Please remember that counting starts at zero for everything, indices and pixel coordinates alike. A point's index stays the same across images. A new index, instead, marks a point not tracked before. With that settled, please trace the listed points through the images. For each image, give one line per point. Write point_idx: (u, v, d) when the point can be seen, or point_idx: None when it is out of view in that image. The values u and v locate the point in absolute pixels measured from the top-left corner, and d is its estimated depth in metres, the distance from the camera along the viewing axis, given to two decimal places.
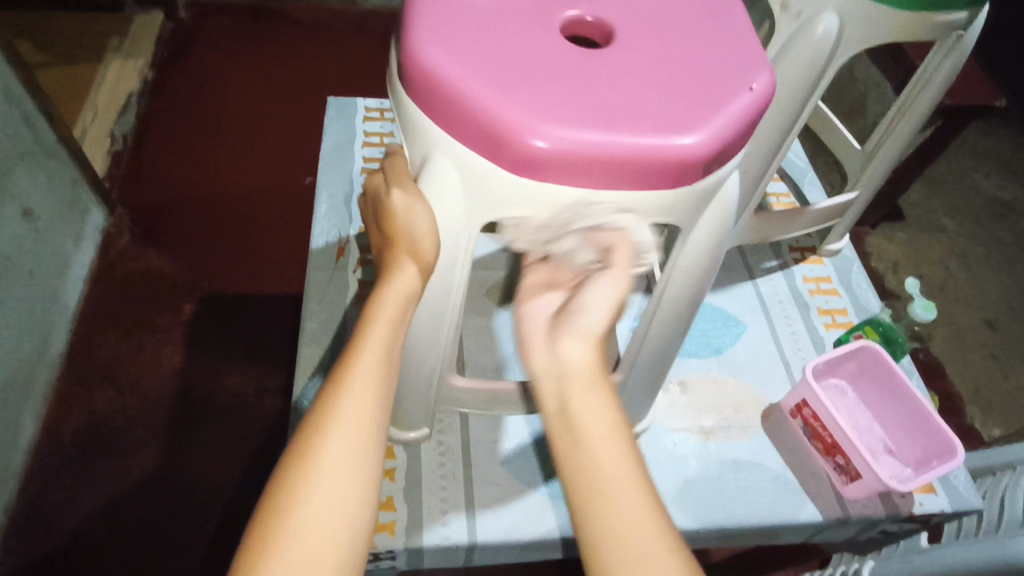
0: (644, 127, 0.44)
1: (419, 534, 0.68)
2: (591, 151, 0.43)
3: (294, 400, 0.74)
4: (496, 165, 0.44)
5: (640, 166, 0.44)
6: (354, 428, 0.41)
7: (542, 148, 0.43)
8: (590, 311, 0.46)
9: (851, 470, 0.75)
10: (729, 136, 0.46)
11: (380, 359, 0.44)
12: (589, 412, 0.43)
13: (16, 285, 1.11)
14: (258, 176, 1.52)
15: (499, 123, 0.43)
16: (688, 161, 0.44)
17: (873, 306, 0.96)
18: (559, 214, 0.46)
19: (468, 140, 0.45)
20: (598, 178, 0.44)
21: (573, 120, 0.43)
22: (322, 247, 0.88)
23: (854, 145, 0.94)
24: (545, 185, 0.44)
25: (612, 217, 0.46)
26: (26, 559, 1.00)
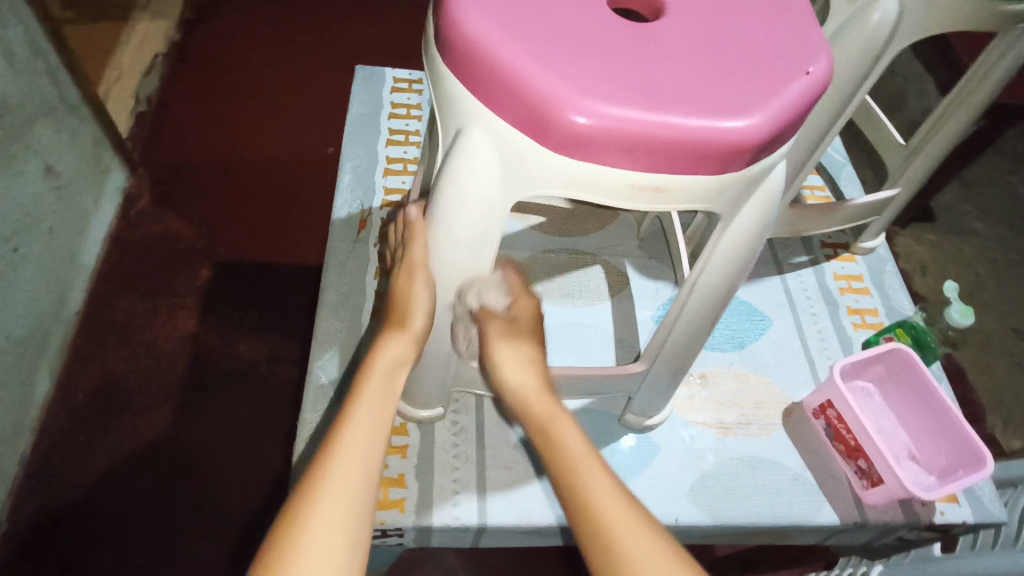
0: (694, 108, 0.41)
1: (427, 513, 0.68)
2: (637, 132, 0.40)
3: (309, 373, 0.74)
4: (535, 141, 0.42)
5: (687, 149, 0.41)
6: (356, 458, 0.44)
7: (584, 125, 0.40)
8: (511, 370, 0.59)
9: (874, 475, 0.73)
10: (781, 122, 0.43)
11: (368, 421, 0.46)
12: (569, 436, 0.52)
13: (34, 240, 1.13)
14: (280, 144, 1.51)
15: (541, 96, 0.40)
16: (736, 146, 0.42)
17: (905, 308, 0.93)
18: (596, 197, 0.43)
19: (505, 114, 0.42)
20: (640, 160, 0.42)
21: (620, 98, 0.41)
22: (343, 218, 0.86)
23: (897, 139, 0.90)
24: (584, 165, 0.42)
25: (652, 201, 0.44)
26: (39, 511, 1.01)
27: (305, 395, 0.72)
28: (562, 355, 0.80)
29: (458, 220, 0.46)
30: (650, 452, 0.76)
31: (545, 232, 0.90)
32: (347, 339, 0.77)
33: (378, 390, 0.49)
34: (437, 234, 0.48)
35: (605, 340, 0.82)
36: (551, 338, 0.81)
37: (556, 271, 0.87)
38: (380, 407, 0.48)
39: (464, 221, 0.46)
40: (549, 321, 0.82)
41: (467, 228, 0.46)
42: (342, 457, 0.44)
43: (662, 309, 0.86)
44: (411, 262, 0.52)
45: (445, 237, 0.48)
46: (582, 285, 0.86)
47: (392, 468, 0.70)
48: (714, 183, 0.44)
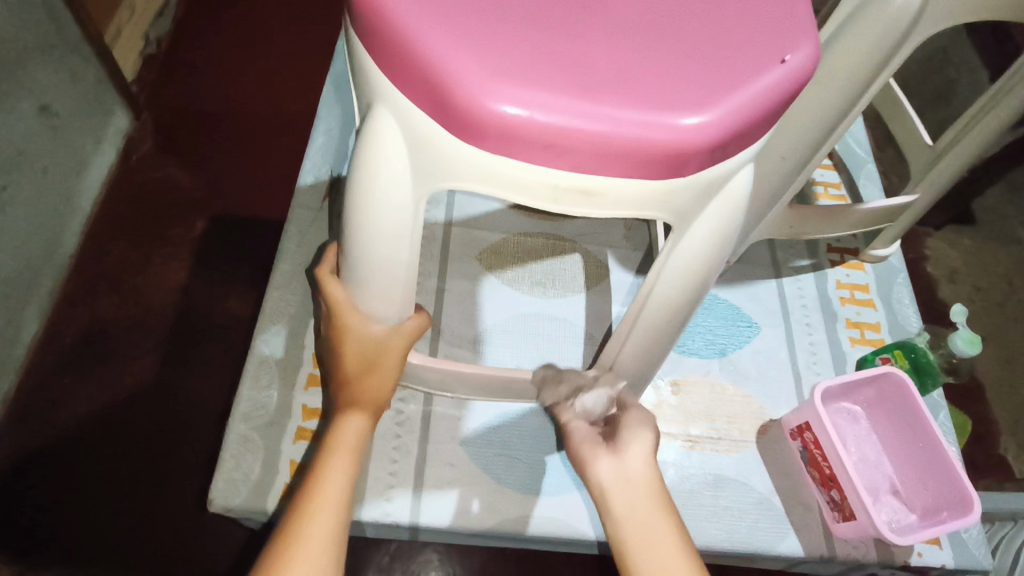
0: (635, 101, 0.34)
1: (358, 506, 0.65)
2: (561, 125, 0.34)
3: (252, 344, 0.71)
4: (446, 128, 0.36)
5: (622, 149, 0.34)
6: (316, 549, 0.43)
7: (498, 113, 0.33)
8: (631, 459, 0.53)
9: (845, 509, 0.67)
10: (743, 120, 0.36)
11: (336, 500, 0.46)
12: (635, 496, 0.51)
13: (26, 180, 1.10)
14: (281, 92, 1.44)
15: (449, 76, 0.34)
16: (682, 148, 0.35)
17: (911, 326, 0.85)
18: (517, 196, 0.37)
19: (411, 92, 0.36)
20: (566, 158, 0.35)
21: (544, 82, 0.34)
22: (310, 184, 0.81)
23: (924, 139, 0.80)
24: (502, 160, 0.36)
25: (583, 205, 0.38)
26: (17, 453, 1.00)
27: (245, 369, 0.69)
28: (522, 349, 0.75)
29: (370, 211, 0.41)
30: None
31: (524, 213, 0.84)
32: (297, 315, 0.73)
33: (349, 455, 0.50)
34: (373, 273, 0.46)
35: (575, 335, 0.76)
36: (514, 330, 0.76)
37: (530, 256, 0.81)
38: (354, 472, 0.49)
39: (377, 213, 0.41)
40: (514, 311, 0.77)
41: (381, 219, 0.41)
42: (318, 519, 0.45)
43: None
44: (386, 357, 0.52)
45: (361, 228, 0.42)
46: (557, 273, 0.80)
47: None
48: (657, 186, 0.38)
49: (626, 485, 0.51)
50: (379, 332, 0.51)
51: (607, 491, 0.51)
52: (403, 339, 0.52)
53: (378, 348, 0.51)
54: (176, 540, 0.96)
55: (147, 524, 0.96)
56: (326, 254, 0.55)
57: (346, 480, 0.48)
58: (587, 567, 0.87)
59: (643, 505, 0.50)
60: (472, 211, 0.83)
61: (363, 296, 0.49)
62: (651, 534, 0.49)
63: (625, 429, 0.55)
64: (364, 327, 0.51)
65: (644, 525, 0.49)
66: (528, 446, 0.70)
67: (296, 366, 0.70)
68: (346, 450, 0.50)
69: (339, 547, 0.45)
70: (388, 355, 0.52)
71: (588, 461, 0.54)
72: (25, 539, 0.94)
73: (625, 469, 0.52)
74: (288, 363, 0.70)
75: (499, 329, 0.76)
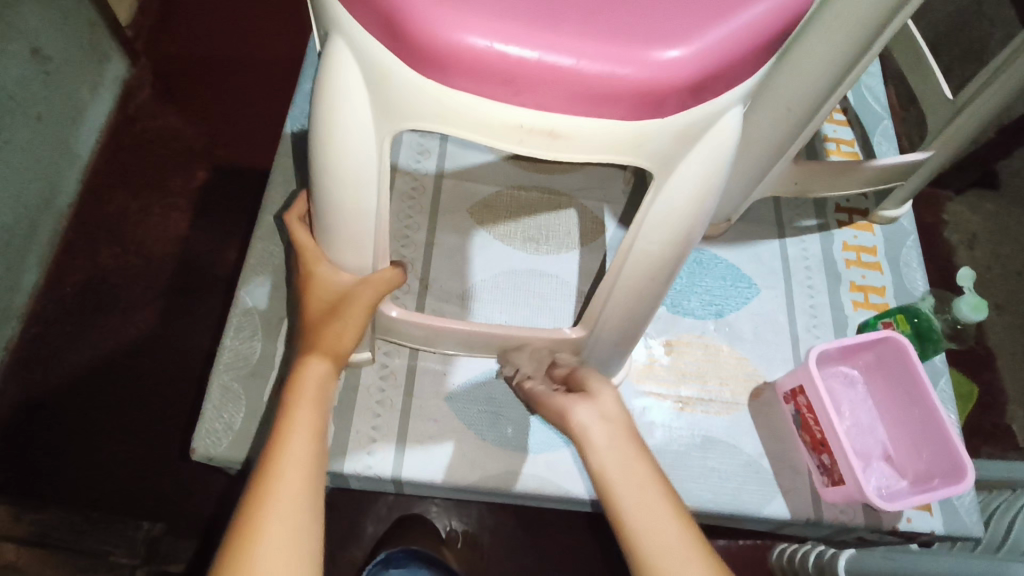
0: (604, 36, 0.31)
1: (341, 458, 0.64)
2: (525, 60, 0.31)
3: (237, 296, 0.70)
4: (403, 62, 0.33)
5: (590, 88, 0.32)
6: (285, 512, 0.41)
7: (457, 44, 0.31)
8: (604, 396, 0.51)
9: (835, 474, 0.66)
10: (722, 61, 0.33)
11: (301, 456, 0.44)
12: (621, 456, 0.47)
13: (22, 126, 1.07)
14: (279, 38, 1.38)
15: (404, 3, 0.31)
16: (652, 88, 0.32)
17: (917, 291, 0.82)
18: (479, 137, 0.35)
19: (364, 22, 0.32)
20: (529, 97, 0.32)
21: (506, 11, 0.31)
22: (297, 133, 0.78)
23: (944, 92, 0.75)
24: (461, 97, 0.33)
25: (550, 148, 0.35)
26: (21, 399, 1.01)
27: (229, 320, 0.68)
28: (511, 306, 0.73)
29: (329, 154, 0.38)
30: None
31: (518, 166, 0.81)
32: (282, 266, 0.71)
33: (312, 407, 0.47)
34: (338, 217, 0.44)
35: (567, 293, 0.74)
36: (505, 287, 0.74)
37: (523, 211, 0.79)
38: (319, 422, 0.47)
39: (336, 156, 0.38)
40: (505, 267, 0.75)
41: (339, 163, 0.38)
42: (283, 476, 0.42)
43: None
44: (348, 307, 0.50)
45: (322, 173, 0.40)
46: (551, 229, 0.78)
47: None
48: (631, 130, 0.35)
49: (607, 423, 0.49)
50: (345, 280, 0.51)
51: (586, 431, 0.49)
52: (369, 288, 0.50)
53: (343, 294, 0.51)
54: (178, 485, 0.97)
55: (150, 469, 0.98)
56: (295, 199, 0.55)
57: (312, 428, 0.46)
58: (580, 525, 0.88)
59: (623, 440, 0.48)
60: (465, 164, 0.80)
61: (329, 244, 0.49)
62: (638, 482, 0.46)
63: (590, 376, 0.54)
64: (330, 275, 0.51)
65: (627, 470, 0.46)
66: (514, 404, 0.69)
67: (279, 318, 0.69)
68: (309, 399, 0.48)
69: (313, 493, 0.43)
70: (351, 307, 0.50)
71: (565, 406, 0.52)
72: (32, 481, 0.96)
73: (601, 410, 0.50)
74: (273, 315, 0.69)
75: (489, 285, 0.74)
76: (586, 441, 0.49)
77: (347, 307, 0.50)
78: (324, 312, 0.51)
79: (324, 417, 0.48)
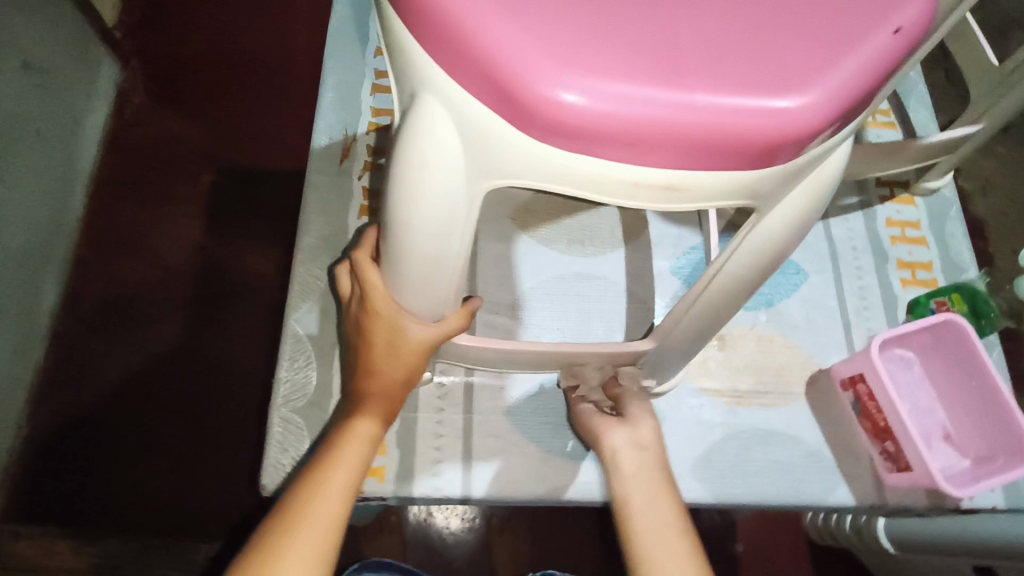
0: (731, 82, 0.29)
1: (410, 481, 0.64)
2: (644, 119, 0.29)
3: (286, 324, 0.68)
4: (507, 122, 0.31)
5: (714, 140, 0.30)
6: (314, 529, 0.46)
7: (576, 107, 0.29)
8: (640, 424, 0.57)
9: (901, 460, 0.66)
10: (855, 97, 0.31)
11: (341, 486, 0.49)
12: (645, 483, 0.52)
13: (24, 144, 1.02)
14: (273, 29, 1.32)
15: (509, 63, 0.29)
16: (784, 137, 0.30)
17: (965, 263, 0.81)
18: (589, 192, 0.33)
19: (471, 87, 0.31)
20: (650, 155, 0.31)
21: (621, 65, 0.29)
22: (325, 147, 0.76)
23: (990, 60, 0.73)
24: (575, 158, 0.31)
25: (663, 199, 0.34)
26: (54, 423, 1.00)
27: (281, 348, 0.67)
28: (561, 312, 0.72)
29: (414, 211, 0.36)
30: None
31: None
32: (326, 289, 0.70)
33: (355, 454, 0.52)
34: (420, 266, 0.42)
35: (615, 295, 0.73)
36: (553, 293, 0.73)
37: (563, 212, 0.77)
38: (361, 462, 0.52)
39: (422, 213, 0.36)
40: (552, 272, 0.74)
41: (425, 218, 0.37)
42: (321, 500, 0.48)
43: (683, 260, 0.76)
44: (411, 358, 0.53)
45: (403, 226, 0.38)
46: (593, 229, 0.76)
47: None
48: (747, 174, 0.33)
49: (637, 453, 0.55)
50: (410, 327, 0.51)
51: (618, 454, 0.55)
52: (431, 338, 0.52)
53: (406, 341, 0.51)
54: (223, 498, 0.97)
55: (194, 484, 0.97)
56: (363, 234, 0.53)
57: (356, 465, 0.51)
58: None
59: (647, 469, 0.54)
60: None
61: (397, 285, 0.48)
62: (654, 507, 0.51)
63: (633, 405, 0.59)
64: (397, 318, 0.51)
65: (651, 495, 0.51)
66: None
67: (331, 343, 0.68)
68: (361, 441, 0.53)
69: (340, 526, 0.48)
70: (414, 356, 0.53)
71: (604, 427, 0.58)
72: (79, 507, 0.95)
73: (635, 437, 0.56)
74: (325, 341, 0.68)
75: (538, 292, 0.73)
76: (617, 463, 0.55)
77: (409, 359, 0.53)
78: (383, 363, 0.53)
79: (368, 456, 0.53)
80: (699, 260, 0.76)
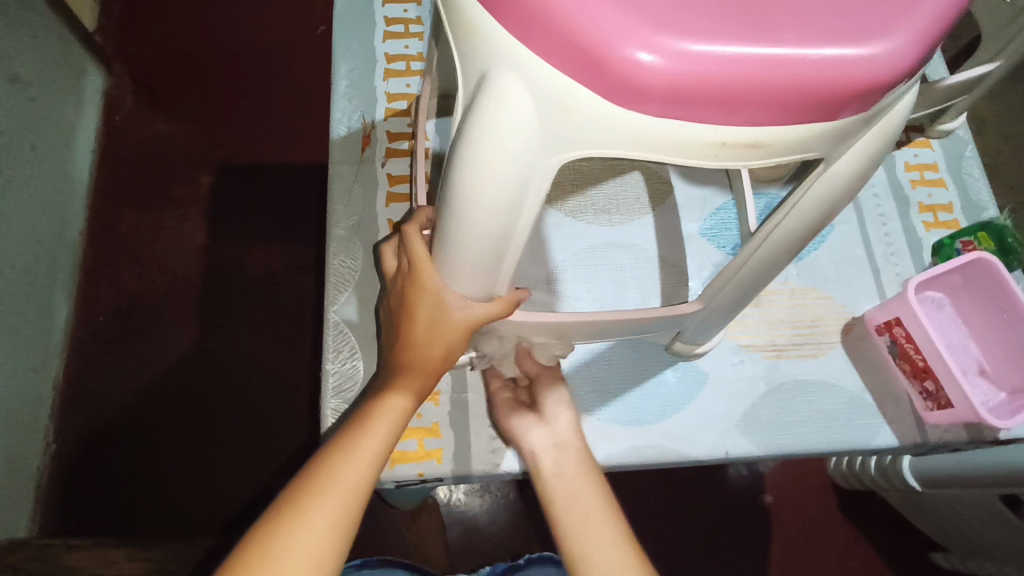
0: (817, 34, 0.29)
1: (467, 460, 0.65)
2: (741, 78, 0.29)
3: (326, 316, 0.69)
4: (596, 93, 0.31)
5: (804, 92, 0.30)
6: (334, 499, 0.44)
7: (668, 71, 0.29)
8: (559, 422, 0.59)
9: (941, 399, 0.67)
10: (935, 40, 0.31)
11: (364, 461, 0.47)
12: (568, 475, 0.54)
13: (19, 160, 0.99)
14: (259, 21, 1.29)
15: (602, 34, 0.29)
16: (872, 84, 0.30)
17: (985, 201, 0.82)
18: (673, 157, 0.34)
19: (554, 61, 0.31)
20: (739, 114, 0.31)
21: (714, 25, 0.29)
22: (343, 136, 0.75)
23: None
24: (663, 123, 0.32)
25: (747, 158, 0.34)
26: (82, 436, 0.99)
27: (325, 341, 0.67)
28: (596, 282, 0.72)
29: (482, 194, 0.36)
30: (696, 381, 0.71)
31: None
32: (361, 278, 0.70)
33: (385, 430, 0.49)
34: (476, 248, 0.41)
35: (647, 261, 0.74)
36: (586, 264, 0.73)
37: (587, 182, 0.77)
38: (388, 439, 0.49)
39: (491, 195, 0.36)
40: (583, 243, 0.74)
41: (494, 201, 0.36)
42: (345, 470, 0.46)
43: (710, 222, 0.77)
44: (446, 326, 0.50)
45: (466, 211, 0.37)
46: (619, 197, 0.76)
47: (426, 417, 0.66)
48: (828, 126, 0.33)
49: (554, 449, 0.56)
50: (454, 301, 0.49)
51: (537, 452, 0.57)
52: (474, 317, 0.49)
53: (447, 314, 0.49)
54: (260, 497, 0.97)
55: (229, 485, 0.97)
56: (415, 214, 0.53)
57: (382, 440, 0.49)
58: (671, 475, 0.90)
59: (567, 462, 0.55)
60: None
61: (446, 271, 0.46)
62: (576, 495, 0.52)
63: (550, 398, 0.61)
64: (440, 294, 0.48)
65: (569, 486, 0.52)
66: (621, 378, 0.70)
67: (373, 332, 0.68)
68: (387, 419, 0.50)
69: (363, 496, 0.46)
70: (450, 328, 0.50)
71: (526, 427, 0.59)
72: (117, 517, 0.95)
73: (551, 434, 0.58)
74: (366, 330, 0.68)
75: (571, 265, 0.73)
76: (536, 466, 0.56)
77: (443, 329, 0.50)
78: (416, 329, 0.51)
79: (395, 434, 0.50)
80: (727, 220, 0.77)
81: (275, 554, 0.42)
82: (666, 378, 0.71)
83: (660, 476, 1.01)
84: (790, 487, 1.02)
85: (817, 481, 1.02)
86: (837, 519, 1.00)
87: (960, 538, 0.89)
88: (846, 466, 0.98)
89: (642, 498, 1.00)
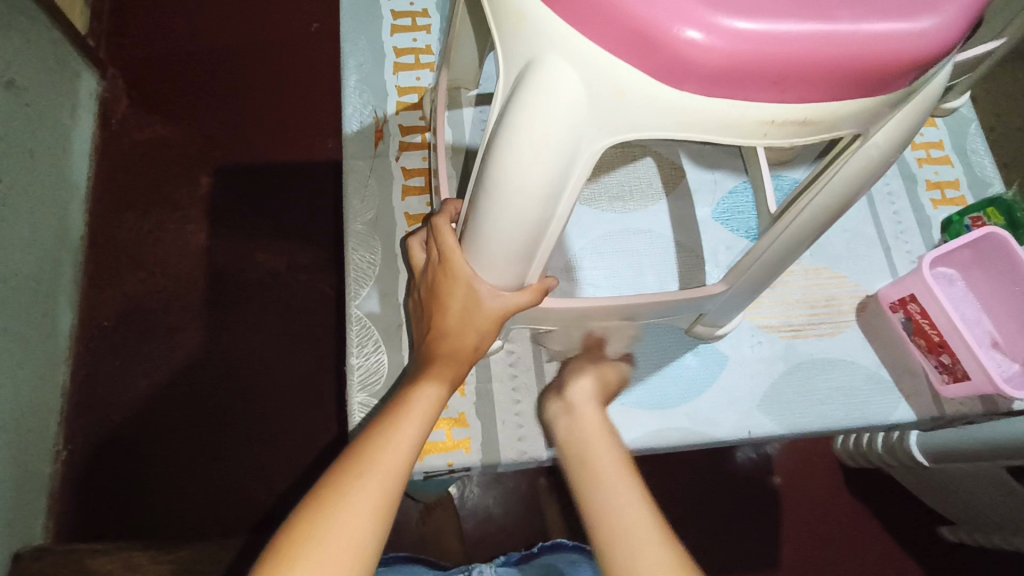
0: (862, 15, 0.31)
1: (495, 449, 0.66)
2: (796, 56, 0.31)
3: (348, 308, 0.69)
4: (650, 76, 0.32)
5: (849, 71, 0.32)
6: (372, 486, 0.44)
7: (725, 52, 0.30)
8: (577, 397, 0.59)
9: (957, 371, 0.68)
10: (970, 17, 0.33)
11: (399, 449, 0.46)
12: (591, 433, 0.54)
13: (22, 166, 0.97)
14: (252, 20, 1.28)
15: (660, 17, 0.30)
16: (911, 63, 0.32)
17: (990, 176, 0.83)
18: (719, 135, 0.35)
19: (609, 46, 0.31)
20: (789, 92, 0.32)
21: (766, 4, 0.30)
22: (356, 131, 0.75)
23: None
24: (714, 103, 0.33)
25: (790, 134, 0.35)
26: (95, 442, 0.99)
27: (349, 335, 0.68)
28: (614, 268, 0.73)
29: (524, 181, 0.36)
30: (718, 363, 0.72)
31: None
32: (383, 272, 0.70)
33: (419, 420, 0.49)
34: (513, 236, 0.41)
35: (663, 246, 0.74)
36: (603, 251, 0.74)
37: (599, 170, 0.77)
38: (422, 428, 0.49)
39: (536, 179, 0.36)
40: (599, 231, 0.75)
41: (536, 187, 0.36)
42: (383, 457, 0.45)
43: (723, 206, 0.77)
44: (479, 314, 0.50)
45: (505, 199, 0.37)
46: (632, 184, 0.77)
47: (452, 407, 0.67)
48: (867, 102, 0.35)
49: (570, 439, 0.54)
50: (486, 291, 0.48)
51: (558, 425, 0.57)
52: (506, 306, 0.49)
53: (480, 304, 0.49)
54: (277, 497, 0.97)
55: (246, 485, 0.97)
56: (443, 208, 0.53)
57: (417, 429, 0.48)
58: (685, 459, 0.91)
59: (593, 423, 0.55)
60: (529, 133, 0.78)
61: (476, 261, 0.46)
62: (603, 452, 0.51)
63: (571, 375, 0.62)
64: (471, 284, 0.48)
65: (593, 476, 0.49)
66: (641, 364, 0.71)
67: (396, 325, 0.68)
68: (420, 411, 0.49)
69: (403, 477, 0.46)
70: (482, 316, 0.50)
71: (553, 417, 0.59)
72: (134, 521, 0.95)
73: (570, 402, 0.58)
74: (388, 323, 0.68)
75: (589, 252, 0.73)
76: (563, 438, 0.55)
77: (477, 319, 0.50)
78: (449, 319, 0.51)
79: (428, 424, 0.49)
80: (740, 203, 0.77)
81: (314, 542, 0.41)
82: (687, 361, 0.71)
83: (669, 461, 1.02)
84: (797, 467, 1.03)
85: (823, 461, 1.04)
86: (843, 497, 1.02)
87: (966, 511, 0.90)
88: (852, 445, 0.99)
89: (652, 484, 1.01)
